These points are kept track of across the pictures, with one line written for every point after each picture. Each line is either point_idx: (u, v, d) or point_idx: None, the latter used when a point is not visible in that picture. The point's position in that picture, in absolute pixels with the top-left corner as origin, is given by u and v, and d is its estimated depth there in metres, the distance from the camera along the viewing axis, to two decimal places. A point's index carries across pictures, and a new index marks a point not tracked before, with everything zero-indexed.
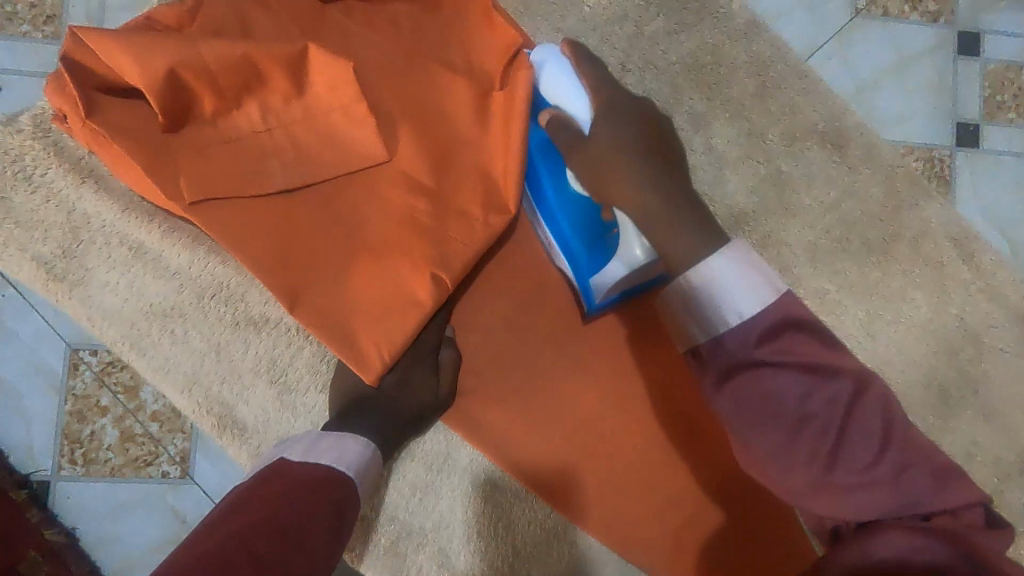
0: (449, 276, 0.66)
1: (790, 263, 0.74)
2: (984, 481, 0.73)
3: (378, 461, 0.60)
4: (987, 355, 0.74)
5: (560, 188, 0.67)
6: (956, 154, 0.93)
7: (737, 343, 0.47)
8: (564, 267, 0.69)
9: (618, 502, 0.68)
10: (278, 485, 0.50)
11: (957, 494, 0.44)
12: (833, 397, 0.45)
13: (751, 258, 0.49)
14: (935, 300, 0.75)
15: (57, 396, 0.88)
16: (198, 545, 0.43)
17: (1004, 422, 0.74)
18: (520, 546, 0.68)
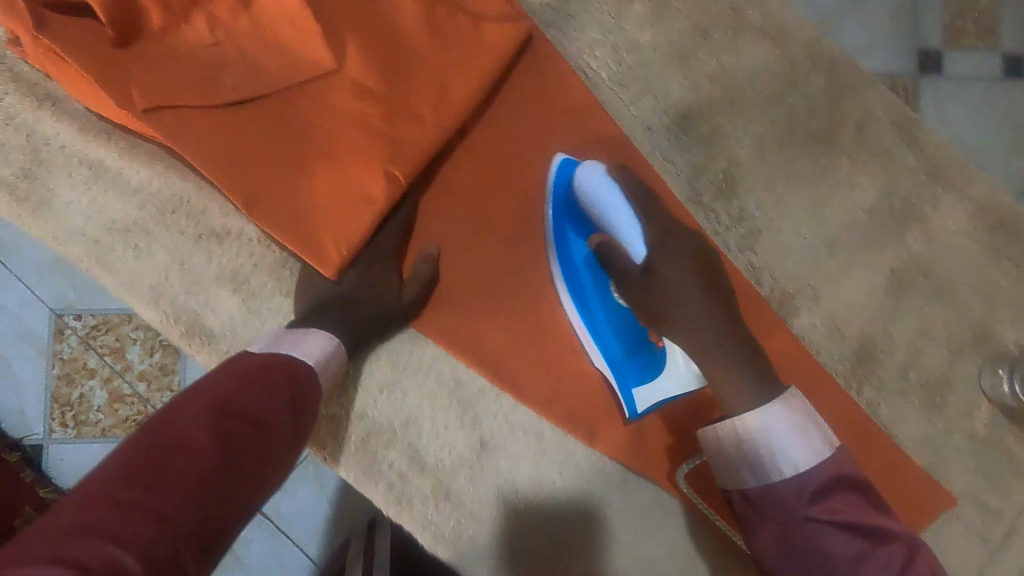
0: (402, 173, 0.68)
1: (738, 154, 0.75)
2: (938, 357, 0.75)
3: (341, 355, 0.60)
4: (934, 236, 0.77)
5: (608, 304, 0.69)
6: (922, 81, 0.89)
7: (791, 491, 0.52)
8: (599, 366, 0.70)
9: (578, 387, 0.71)
10: (240, 373, 0.49)
11: None
12: (889, 560, 0.49)
13: (803, 413, 0.56)
14: (881, 185, 0.76)
15: (45, 361, 0.90)
16: (159, 427, 0.42)
17: (955, 300, 0.76)
18: (488, 436, 0.70)
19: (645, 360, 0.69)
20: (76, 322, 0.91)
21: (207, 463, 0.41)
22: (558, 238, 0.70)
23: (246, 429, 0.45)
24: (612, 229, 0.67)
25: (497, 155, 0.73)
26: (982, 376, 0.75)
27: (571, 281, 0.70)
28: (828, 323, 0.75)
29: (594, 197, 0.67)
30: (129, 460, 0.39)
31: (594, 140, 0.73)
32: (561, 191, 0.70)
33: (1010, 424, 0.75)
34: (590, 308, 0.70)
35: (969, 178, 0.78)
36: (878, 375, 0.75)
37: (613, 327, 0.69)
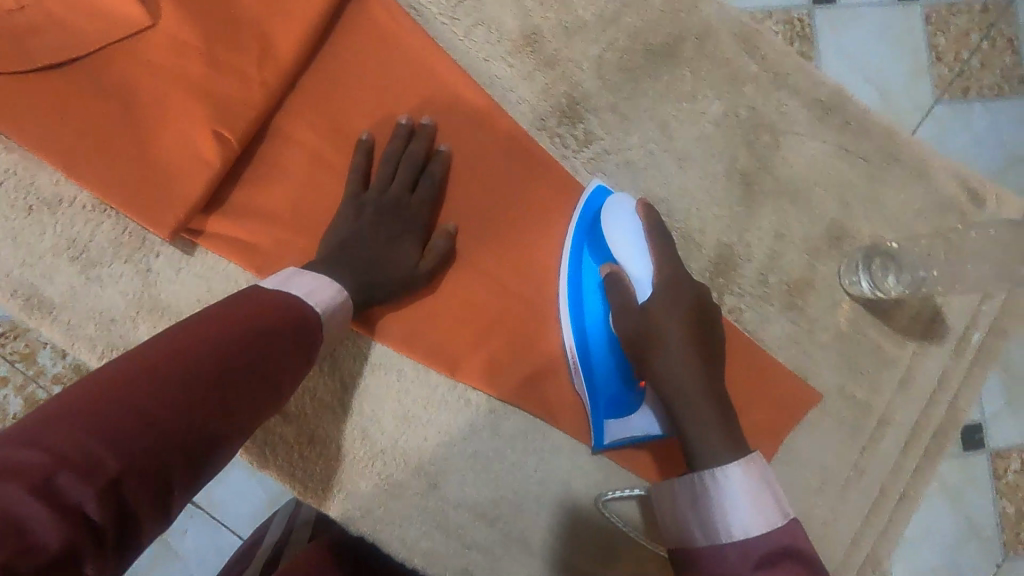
0: (233, 134, 0.66)
1: (579, 78, 0.75)
2: (797, 260, 0.77)
3: (347, 311, 0.60)
4: (783, 142, 0.77)
5: (602, 340, 0.69)
6: (816, 13, 0.85)
7: (734, 557, 0.49)
8: (581, 394, 0.71)
9: (442, 327, 0.71)
10: (255, 298, 0.51)
11: None
12: None
13: (764, 481, 0.54)
14: (726, 96, 0.77)
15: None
16: (184, 338, 0.45)
17: (808, 202, 0.77)
18: (350, 379, 0.71)
19: (623, 398, 0.69)
20: None
21: (201, 381, 0.43)
22: (573, 261, 0.71)
23: (247, 357, 0.46)
24: (622, 265, 0.68)
25: (340, 100, 0.71)
26: (840, 274, 0.77)
27: (574, 307, 0.70)
28: (684, 237, 0.76)
29: (615, 235, 0.68)
30: (145, 362, 0.42)
31: (432, 75, 0.73)
32: (591, 214, 0.71)
33: (871, 316, 0.77)
34: (585, 335, 0.70)
35: (816, 81, 0.78)
36: (737, 283, 0.76)
37: (600, 358, 0.69)
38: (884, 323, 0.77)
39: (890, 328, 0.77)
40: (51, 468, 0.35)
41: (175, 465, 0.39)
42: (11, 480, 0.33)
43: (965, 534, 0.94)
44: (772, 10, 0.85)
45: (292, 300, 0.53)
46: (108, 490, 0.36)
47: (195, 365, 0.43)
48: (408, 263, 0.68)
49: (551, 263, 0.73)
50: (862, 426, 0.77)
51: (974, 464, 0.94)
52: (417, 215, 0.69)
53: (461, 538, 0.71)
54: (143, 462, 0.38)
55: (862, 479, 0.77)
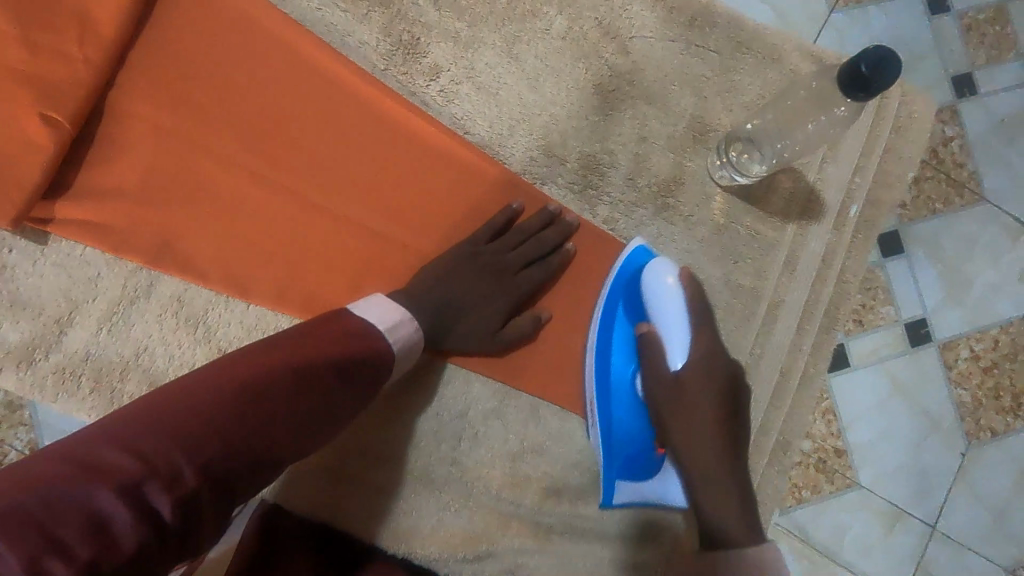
0: (61, 113, 0.66)
1: (416, 13, 0.75)
2: (663, 160, 0.77)
3: (416, 351, 0.63)
4: (633, 46, 0.78)
5: (632, 402, 0.69)
6: None
7: None
8: (596, 443, 0.70)
9: (319, 279, 0.71)
10: (333, 330, 0.54)
11: None
12: None
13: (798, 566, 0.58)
14: (568, 10, 0.77)
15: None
16: (264, 362, 0.48)
17: (666, 102, 0.77)
18: (227, 344, 0.70)
19: (644, 460, 0.69)
20: None
21: (273, 413, 0.46)
22: (606, 314, 0.70)
23: (312, 395, 0.49)
24: (664, 335, 0.66)
25: (175, 67, 0.71)
26: (709, 168, 0.77)
27: (601, 363, 0.70)
28: (547, 152, 0.76)
29: (658, 300, 0.66)
30: (223, 382, 0.46)
31: (263, 30, 0.72)
32: (629, 273, 0.69)
33: (746, 205, 0.77)
34: (608, 390, 0.70)
35: None
36: (608, 190, 0.76)
37: (623, 418, 0.69)
38: (761, 210, 0.78)
39: (767, 213, 0.78)
40: (139, 474, 0.38)
41: (234, 484, 0.43)
42: (103, 480, 0.37)
43: (927, 433, 0.86)
44: None
45: (365, 337, 0.56)
46: (180, 503, 0.39)
47: (270, 396, 0.47)
48: (488, 329, 0.69)
49: (412, 198, 0.72)
50: (754, 312, 0.77)
51: (924, 358, 0.86)
52: (506, 267, 0.70)
53: (365, 485, 0.70)
54: (211, 478, 0.41)
55: (762, 365, 0.77)
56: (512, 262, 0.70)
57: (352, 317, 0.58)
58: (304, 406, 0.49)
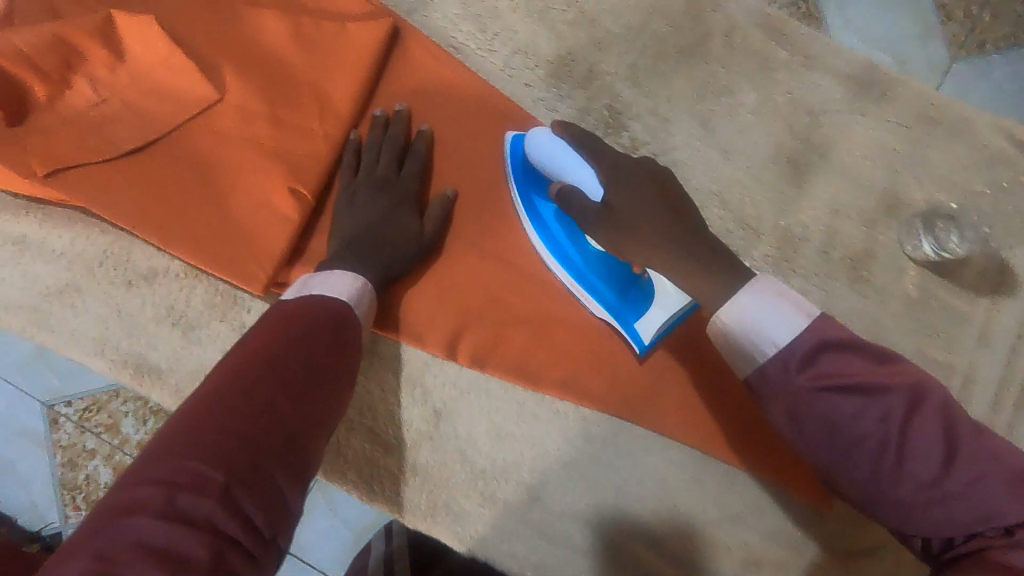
0: (306, 187, 0.70)
1: (616, 88, 0.78)
2: (855, 233, 0.78)
3: (370, 289, 0.64)
4: (823, 120, 0.79)
5: (593, 258, 0.70)
6: None
7: (779, 371, 0.51)
8: (598, 314, 0.73)
9: (529, 345, 0.73)
10: (285, 317, 0.56)
11: (929, 422, 0.48)
12: (923, 436, 0.48)
13: (775, 291, 0.53)
14: (760, 85, 0.79)
15: (44, 450, 0.98)
16: (230, 366, 0.50)
17: (857, 175, 0.78)
18: (441, 404, 0.73)
19: (635, 290, 0.70)
20: (68, 409, 0.98)
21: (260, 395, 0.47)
22: (527, 207, 0.73)
23: (290, 366, 0.51)
24: (566, 178, 0.66)
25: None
26: (901, 240, 0.78)
27: (535, 218, 0.73)
28: (741, 225, 0.77)
29: (544, 158, 0.68)
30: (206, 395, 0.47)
31: (481, 107, 0.76)
32: (518, 161, 0.72)
33: (938, 278, 0.77)
34: (557, 237, 0.72)
35: (845, 58, 0.80)
36: (800, 263, 0.77)
37: (594, 271, 0.70)
38: (954, 284, 0.77)
39: (959, 286, 0.77)
40: (167, 492, 0.39)
41: (273, 469, 0.44)
42: (136, 514, 0.38)
43: None
44: None
45: (312, 302, 0.58)
46: (223, 498, 0.40)
47: (249, 384, 0.48)
48: (413, 235, 0.70)
49: None
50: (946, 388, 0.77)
51: None
52: (410, 185, 0.72)
53: (567, 544, 0.72)
54: (241, 469, 0.42)
55: None
56: (412, 178, 0.72)
57: (289, 300, 0.59)
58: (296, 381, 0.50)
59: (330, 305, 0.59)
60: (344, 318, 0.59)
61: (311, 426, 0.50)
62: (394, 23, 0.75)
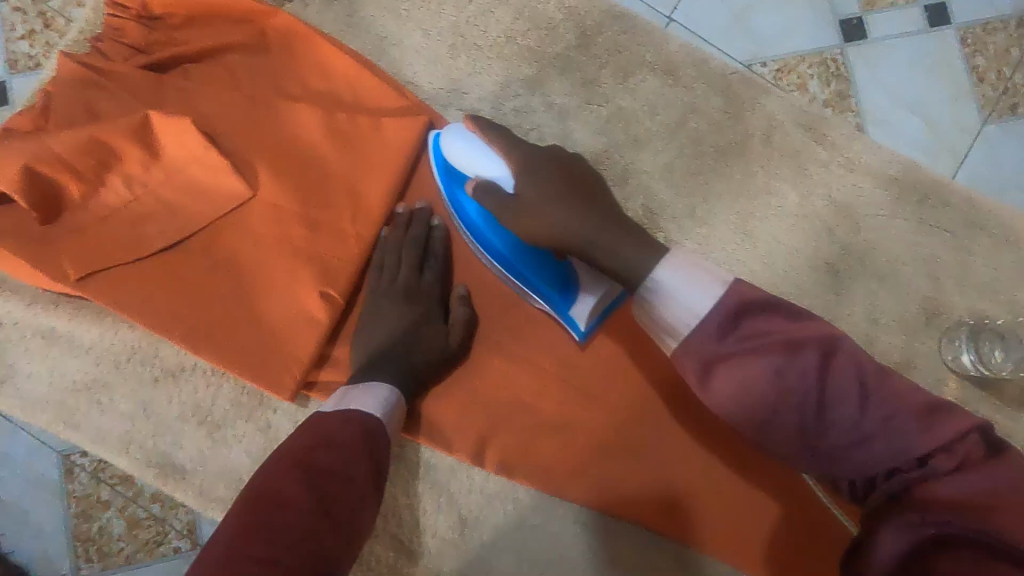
0: (337, 291, 0.70)
1: (654, 187, 0.77)
2: (893, 341, 0.76)
3: (400, 399, 0.65)
4: (864, 224, 0.77)
5: (519, 248, 0.69)
6: (848, 50, 0.95)
7: (702, 338, 0.54)
8: (541, 306, 0.72)
9: (558, 456, 0.72)
10: (317, 430, 0.57)
11: (843, 374, 0.52)
12: (836, 383, 0.52)
13: (692, 264, 0.55)
14: (799, 187, 0.77)
15: (58, 499, 0.95)
16: (268, 489, 0.50)
17: (898, 283, 0.77)
18: (466, 512, 0.74)
19: (565, 274, 0.69)
20: (83, 459, 0.95)
21: (303, 516, 0.48)
22: (453, 201, 0.71)
23: (328, 486, 0.52)
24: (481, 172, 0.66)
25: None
26: (940, 351, 0.76)
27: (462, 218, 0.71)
28: None
29: (459, 156, 0.67)
30: (246, 523, 0.47)
31: None
32: (441, 161, 0.71)
33: (979, 391, 0.75)
34: (482, 232, 0.70)
35: (887, 160, 0.78)
36: None
37: (522, 263, 0.69)
38: (994, 398, 0.75)
39: (1000, 400, 0.75)
40: None
41: None
42: None
43: None
44: (804, 54, 0.96)
45: (344, 415, 0.59)
46: None
47: (289, 509, 0.49)
48: (442, 344, 0.69)
49: (638, 372, 0.74)
50: None
51: None
52: (430, 295, 0.71)
53: None
54: None
55: None
56: (431, 287, 0.72)
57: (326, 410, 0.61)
58: (334, 503, 0.51)
59: (362, 419, 0.60)
60: (375, 426, 0.60)
61: (349, 546, 0.50)
62: (429, 120, 0.74)
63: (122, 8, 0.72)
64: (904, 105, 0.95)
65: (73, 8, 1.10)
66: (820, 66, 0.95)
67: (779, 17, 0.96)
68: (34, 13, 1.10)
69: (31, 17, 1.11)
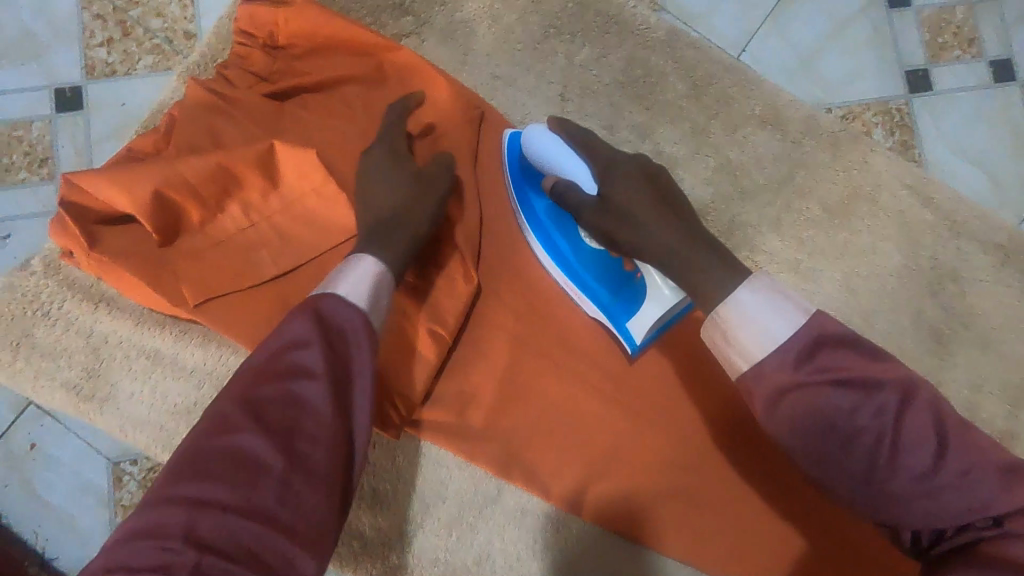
0: (447, 330, 0.68)
1: (759, 240, 0.76)
2: (997, 411, 0.75)
3: (388, 275, 0.53)
4: (969, 289, 0.77)
5: (585, 252, 0.70)
6: (912, 100, 0.95)
7: (777, 365, 0.48)
8: (594, 314, 0.72)
9: (664, 511, 0.70)
10: (277, 329, 0.48)
11: (922, 418, 0.45)
12: (912, 427, 0.45)
13: (774, 289, 0.50)
14: (905, 248, 0.77)
15: (104, 508, 0.91)
16: (216, 405, 0.45)
17: (1003, 352, 0.76)
18: (560, 561, 0.74)
19: (628, 285, 0.69)
20: (133, 467, 0.91)
21: (236, 444, 0.43)
22: (521, 198, 0.72)
23: (271, 405, 0.45)
24: (558, 171, 0.67)
25: (530, 289, 0.73)
26: None
27: (527, 213, 0.72)
28: None
29: (540, 152, 0.67)
30: (188, 448, 0.43)
31: None
32: (514, 158, 0.72)
33: None
34: (547, 230, 0.72)
35: (993, 226, 0.78)
36: None
37: (586, 269, 0.71)
38: None
39: None
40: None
41: (253, 531, 0.40)
42: None
43: None
44: (868, 101, 0.96)
45: (311, 301, 0.49)
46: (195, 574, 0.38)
47: (226, 433, 0.43)
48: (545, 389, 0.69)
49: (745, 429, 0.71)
50: None
51: None
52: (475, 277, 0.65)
53: None
54: (209, 542, 0.39)
55: None
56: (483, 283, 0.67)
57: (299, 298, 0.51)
58: (277, 424, 0.44)
59: (329, 305, 0.49)
60: (343, 308, 0.49)
61: (299, 467, 0.43)
62: None
63: (249, 39, 0.73)
64: (969, 158, 0.95)
65: (156, 19, 1.00)
66: (886, 115, 0.95)
67: (844, 64, 0.97)
68: (115, 21, 0.99)
69: (109, 22, 1.00)
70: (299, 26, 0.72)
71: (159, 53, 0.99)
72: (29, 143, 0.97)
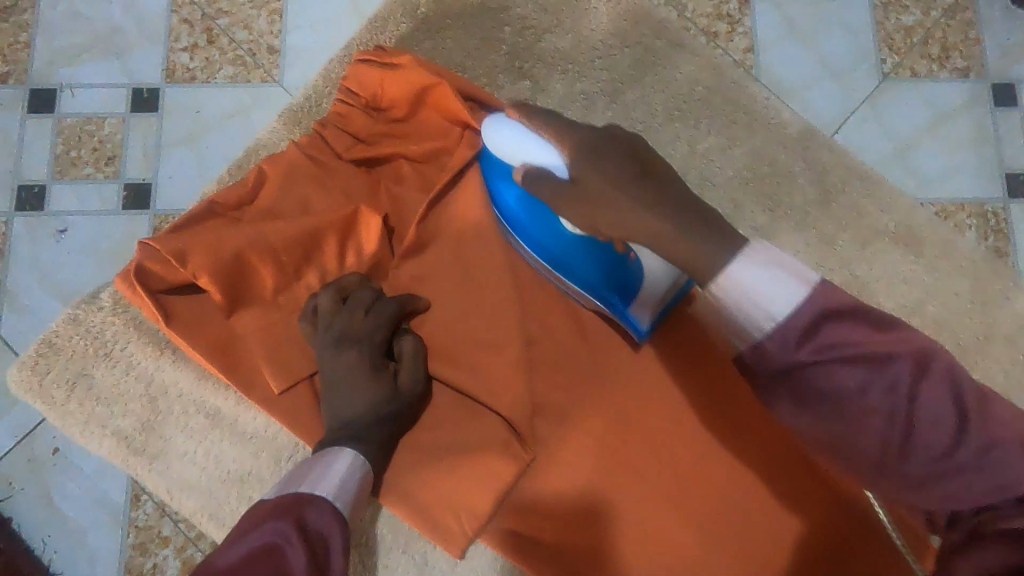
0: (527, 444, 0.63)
1: None
2: None
3: (367, 476, 0.55)
4: None
5: (568, 243, 0.62)
6: (1012, 206, 0.85)
7: (777, 348, 0.39)
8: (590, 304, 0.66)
9: None
10: (250, 534, 0.43)
11: (936, 390, 0.38)
12: (930, 404, 0.38)
13: (771, 254, 0.39)
14: None
15: (118, 528, 0.82)
16: None
17: None
18: None
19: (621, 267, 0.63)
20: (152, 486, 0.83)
21: None
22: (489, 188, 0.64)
23: None
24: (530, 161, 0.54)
25: (625, 399, 0.67)
26: None
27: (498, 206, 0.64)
28: None
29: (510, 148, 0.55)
30: None
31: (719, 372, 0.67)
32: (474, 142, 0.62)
33: None
34: (521, 225, 0.63)
35: None
36: None
37: (573, 258, 0.63)
38: None
39: None
40: None
41: None
42: None
43: None
44: (961, 201, 0.86)
45: (293, 501, 0.47)
46: None
47: None
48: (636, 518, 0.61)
49: None
50: None
51: None
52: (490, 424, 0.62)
53: None
54: None
55: None
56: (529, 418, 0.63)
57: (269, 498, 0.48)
58: None
59: (314, 507, 0.47)
60: (326, 511, 0.48)
61: None
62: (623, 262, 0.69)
63: (354, 97, 0.69)
64: None
65: (242, 30, 0.94)
66: (982, 217, 0.85)
67: (940, 157, 0.87)
68: (201, 28, 0.94)
69: (195, 31, 0.94)
70: (405, 92, 0.66)
71: (241, 64, 0.93)
72: (98, 140, 0.91)
